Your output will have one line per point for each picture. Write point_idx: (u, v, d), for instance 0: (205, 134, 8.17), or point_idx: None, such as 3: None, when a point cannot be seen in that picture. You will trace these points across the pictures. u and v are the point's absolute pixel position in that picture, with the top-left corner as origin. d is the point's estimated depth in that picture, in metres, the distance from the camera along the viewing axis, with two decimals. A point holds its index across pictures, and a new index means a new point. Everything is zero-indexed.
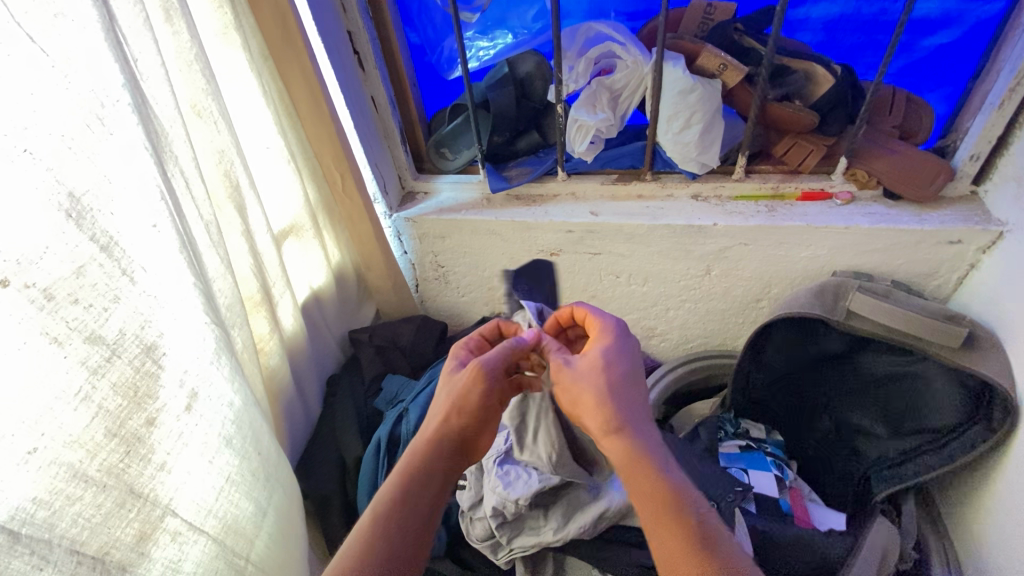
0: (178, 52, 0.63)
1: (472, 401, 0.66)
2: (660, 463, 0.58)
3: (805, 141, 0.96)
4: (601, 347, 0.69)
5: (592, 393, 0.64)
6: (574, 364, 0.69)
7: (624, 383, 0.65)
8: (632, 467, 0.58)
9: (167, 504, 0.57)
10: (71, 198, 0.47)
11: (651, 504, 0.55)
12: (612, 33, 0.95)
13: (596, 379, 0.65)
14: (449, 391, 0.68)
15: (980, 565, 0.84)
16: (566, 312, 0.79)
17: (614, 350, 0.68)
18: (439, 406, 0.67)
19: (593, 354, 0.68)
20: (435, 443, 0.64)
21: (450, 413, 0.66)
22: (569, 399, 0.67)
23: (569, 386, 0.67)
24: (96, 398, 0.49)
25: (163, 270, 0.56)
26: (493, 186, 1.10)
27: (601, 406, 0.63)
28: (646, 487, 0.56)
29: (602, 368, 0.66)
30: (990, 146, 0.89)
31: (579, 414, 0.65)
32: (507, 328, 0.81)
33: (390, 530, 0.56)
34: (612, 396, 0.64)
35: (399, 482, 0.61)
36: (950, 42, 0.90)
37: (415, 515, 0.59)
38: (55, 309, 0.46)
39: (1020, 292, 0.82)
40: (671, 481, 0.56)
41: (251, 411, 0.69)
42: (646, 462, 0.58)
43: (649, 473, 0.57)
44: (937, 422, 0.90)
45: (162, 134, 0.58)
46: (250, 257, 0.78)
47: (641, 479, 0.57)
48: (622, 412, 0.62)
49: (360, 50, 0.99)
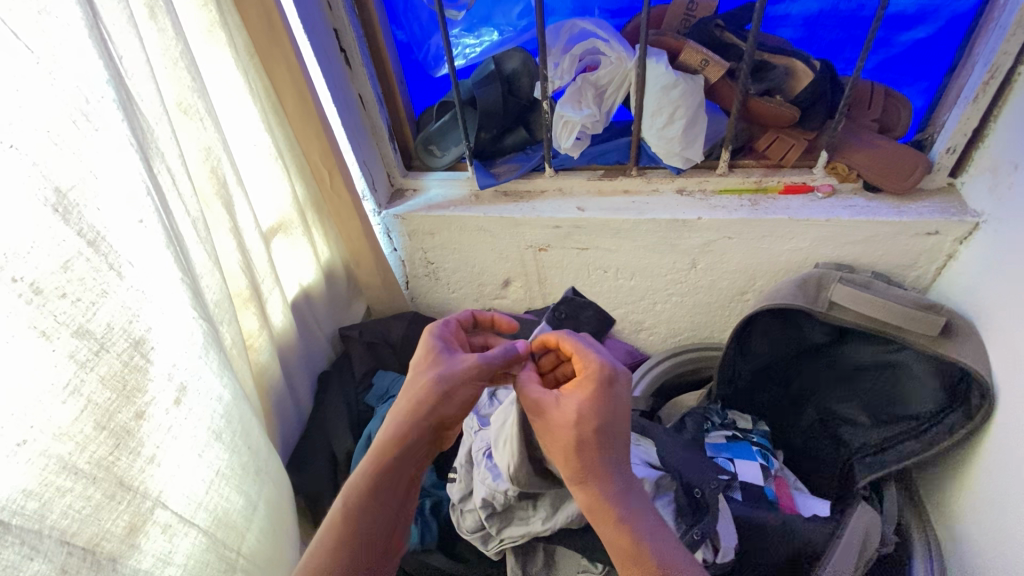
0: (164, 50, 0.64)
1: (461, 392, 0.68)
2: (621, 511, 0.64)
3: (786, 136, 0.98)
4: (578, 399, 0.67)
5: (563, 444, 0.66)
6: (548, 416, 0.68)
7: (595, 439, 0.65)
8: (597, 515, 0.64)
9: (158, 496, 0.58)
10: (57, 193, 0.47)
11: (614, 545, 0.62)
12: (596, 30, 0.95)
13: (567, 436, 0.65)
14: (429, 378, 0.68)
15: (956, 547, 0.86)
16: (554, 338, 0.75)
17: (589, 413, 0.66)
18: (418, 390, 0.67)
19: (568, 408, 0.67)
20: (411, 434, 0.65)
21: (438, 402, 0.66)
22: (544, 442, 0.68)
23: (543, 434, 0.68)
24: (85, 391, 0.50)
25: (150, 266, 0.57)
26: (482, 182, 1.12)
27: (569, 460, 0.65)
28: (610, 530, 0.63)
29: (575, 424, 0.66)
30: (966, 138, 0.91)
31: (553, 457, 0.68)
32: (484, 316, 0.82)
33: (364, 519, 0.62)
34: (582, 450, 0.65)
35: (372, 471, 0.63)
36: (926, 37, 0.92)
37: (388, 501, 0.63)
38: (43, 303, 0.46)
39: (997, 280, 0.83)
40: (635, 520, 0.63)
41: (241, 405, 0.70)
42: (609, 508, 0.64)
43: (612, 518, 0.63)
44: (916, 410, 0.92)
45: (148, 131, 0.59)
46: (238, 254, 0.78)
47: (606, 526, 0.63)
48: (588, 465, 0.65)
49: (347, 47, 1.00)
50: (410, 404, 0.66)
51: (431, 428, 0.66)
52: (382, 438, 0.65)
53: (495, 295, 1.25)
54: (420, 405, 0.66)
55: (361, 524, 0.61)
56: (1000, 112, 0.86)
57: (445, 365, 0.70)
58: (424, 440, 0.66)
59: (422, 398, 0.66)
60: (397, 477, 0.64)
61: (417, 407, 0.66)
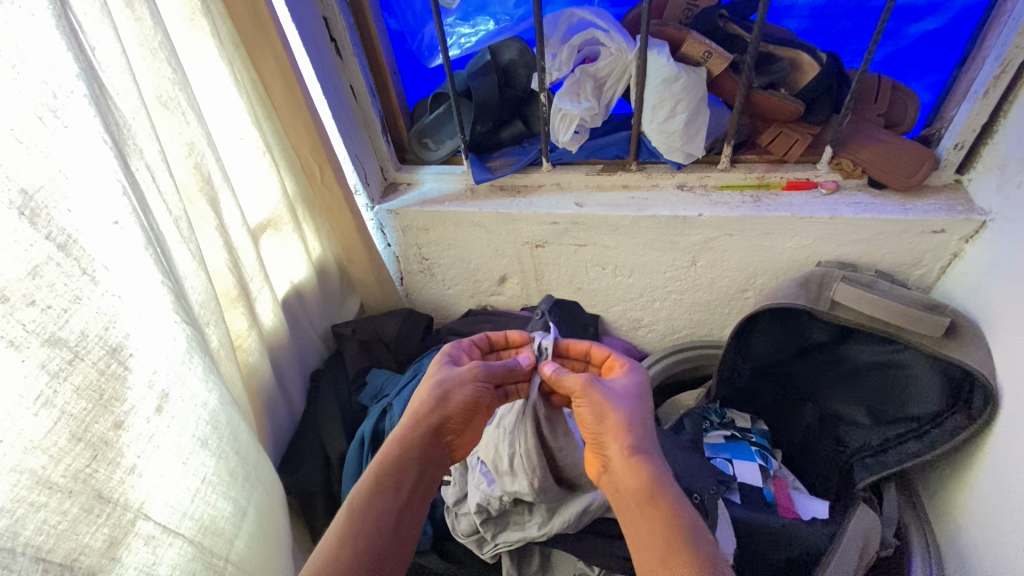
0: (141, 40, 0.61)
1: (458, 393, 0.70)
2: (670, 492, 0.61)
3: (791, 130, 0.96)
4: (630, 380, 0.72)
5: (623, 414, 0.67)
6: (605, 389, 0.70)
7: (648, 416, 0.69)
8: (647, 493, 0.60)
9: (139, 507, 0.56)
10: (23, 194, 0.45)
11: (662, 526, 0.57)
12: (595, 20, 0.92)
13: (629, 406, 0.68)
14: (431, 382, 0.71)
15: (957, 551, 0.85)
16: (581, 345, 0.80)
17: (643, 394, 0.72)
18: (421, 395, 0.71)
19: (624, 385, 0.72)
20: (413, 435, 0.67)
21: (435, 403, 0.69)
22: (596, 415, 0.68)
23: (598, 403, 0.68)
24: (58, 402, 0.48)
25: (127, 269, 0.54)
26: (476, 177, 1.08)
27: (626, 429, 0.66)
28: (659, 510, 0.59)
29: (634, 399, 0.70)
30: (975, 134, 0.88)
31: (603, 430, 0.67)
32: (497, 337, 0.82)
33: (367, 515, 0.61)
34: (637, 425, 0.67)
35: (377, 471, 0.64)
36: (936, 29, 0.89)
37: (393, 499, 0.63)
38: (10, 311, 0.44)
39: (1004, 280, 0.81)
40: (681, 504, 0.60)
41: (228, 411, 0.68)
42: (661, 488, 0.61)
43: (662, 497, 0.60)
44: (918, 411, 0.91)
45: (123, 125, 0.56)
46: (225, 252, 0.76)
47: (659, 504, 0.60)
48: (643, 440, 0.66)
49: (337, 37, 0.97)
50: (412, 408, 0.70)
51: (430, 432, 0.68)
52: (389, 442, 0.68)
53: (491, 292, 1.23)
54: (418, 407, 0.69)
55: (365, 523, 0.60)
56: (1011, 107, 0.83)
57: (444, 371, 0.73)
58: (425, 442, 0.68)
59: (421, 401, 0.70)
60: (400, 476, 0.64)
61: (417, 411, 0.69)
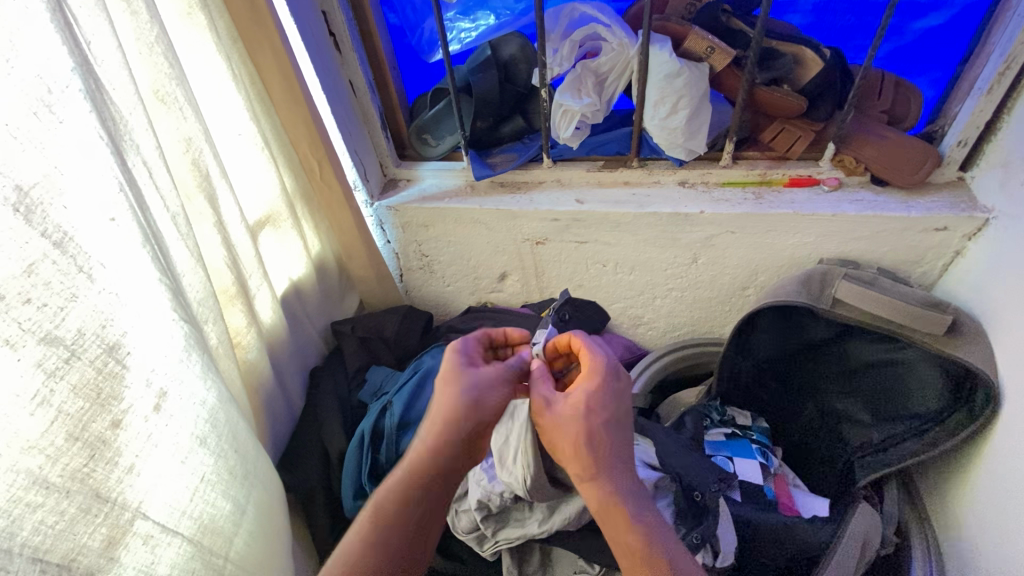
0: (138, 34, 0.60)
1: (490, 399, 0.65)
2: (631, 510, 0.61)
3: (793, 127, 0.95)
4: (587, 391, 0.65)
5: (569, 440, 0.63)
6: (556, 410, 0.65)
7: (605, 427, 0.64)
8: (605, 514, 0.62)
9: (137, 507, 0.56)
10: (18, 191, 0.44)
11: (625, 548, 0.60)
12: (597, 15, 0.91)
13: (578, 427, 0.63)
14: (457, 390, 0.64)
15: (957, 549, 0.85)
16: (564, 338, 0.72)
17: (597, 404, 0.64)
18: (445, 406, 0.64)
19: (576, 398, 0.65)
20: (442, 450, 0.64)
21: (466, 411, 0.63)
22: (551, 438, 0.66)
23: (550, 429, 0.65)
24: (55, 402, 0.47)
25: (124, 266, 0.54)
26: (477, 174, 1.07)
27: (577, 454, 0.63)
28: (620, 533, 0.60)
29: (584, 415, 0.64)
30: (978, 131, 0.88)
31: (560, 454, 0.66)
32: (497, 334, 0.74)
33: (388, 531, 0.63)
34: (592, 443, 0.63)
35: (404, 488, 0.63)
36: (940, 25, 0.89)
37: (413, 517, 0.64)
38: (5, 310, 0.43)
39: (1007, 277, 0.81)
40: (644, 521, 0.61)
41: (227, 409, 0.67)
42: (618, 507, 0.62)
43: (622, 520, 0.61)
44: (919, 409, 0.91)
45: (120, 121, 0.55)
46: (223, 249, 0.75)
47: (616, 526, 0.61)
48: (598, 461, 0.63)
49: (336, 31, 0.96)
50: (439, 415, 0.64)
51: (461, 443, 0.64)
52: (416, 452, 0.65)
53: (491, 289, 1.22)
54: (449, 415, 0.63)
55: (387, 538, 0.62)
56: (1015, 104, 0.83)
57: (468, 374, 0.66)
58: (455, 455, 0.64)
59: (451, 408, 0.63)
60: (423, 494, 0.64)
61: (446, 420, 0.64)
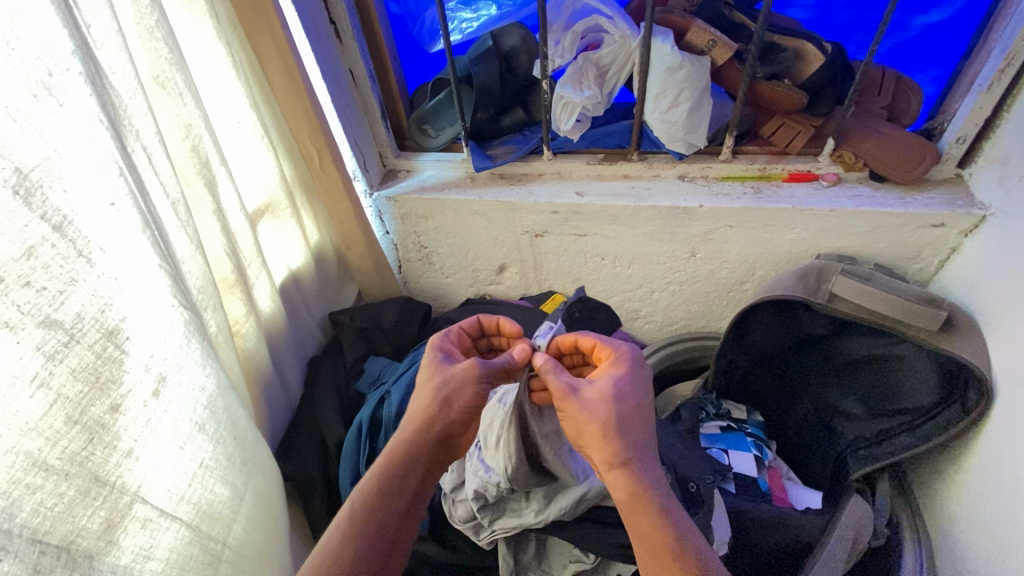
0: (138, 18, 0.59)
1: (461, 395, 0.70)
2: (659, 502, 0.61)
3: (793, 122, 0.95)
4: (613, 377, 0.70)
5: (599, 423, 0.65)
6: (582, 393, 0.69)
7: (632, 415, 0.67)
8: (633, 508, 0.61)
9: (136, 491, 0.56)
10: (18, 173, 0.44)
11: (651, 538, 0.58)
12: (599, 6, 0.91)
13: (607, 410, 0.66)
14: (433, 388, 0.71)
15: (948, 541, 0.86)
16: (569, 339, 0.78)
17: (625, 391, 0.69)
18: (424, 400, 0.70)
19: (603, 384, 0.69)
20: (420, 440, 0.68)
21: (438, 406, 0.70)
22: (576, 424, 0.67)
23: (575, 414, 0.67)
24: (54, 384, 0.47)
25: (123, 251, 0.54)
26: (477, 165, 1.07)
27: (606, 439, 0.65)
28: (647, 524, 0.59)
29: (613, 400, 0.67)
30: (977, 128, 0.88)
31: (585, 442, 0.67)
32: (489, 322, 0.82)
33: (370, 515, 0.62)
34: (620, 428, 0.65)
35: (382, 473, 0.65)
36: (941, 21, 0.89)
37: (395, 507, 0.63)
38: (4, 292, 0.43)
39: (1002, 274, 0.81)
40: (671, 513, 0.60)
41: (226, 396, 0.68)
42: (647, 501, 0.61)
43: (651, 510, 0.60)
44: (912, 404, 0.91)
45: (119, 105, 0.55)
46: (222, 236, 0.75)
47: (642, 520, 0.60)
48: (626, 447, 0.64)
49: (337, 19, 0.95)
50: (418, 412, 0.70)
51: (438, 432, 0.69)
52: (397, 443, 0.68)
53: (490, 281, 1.23)
54: (427, 406, 0.70)
55: (368, 523, 0.61)
56: (1015, 101, 0.83)
57: (443, 370, 0.73)
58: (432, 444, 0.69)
59: (428, 403, 0.70)
60: (403, 479, 0.65)
61: (422, 413, 0.70)
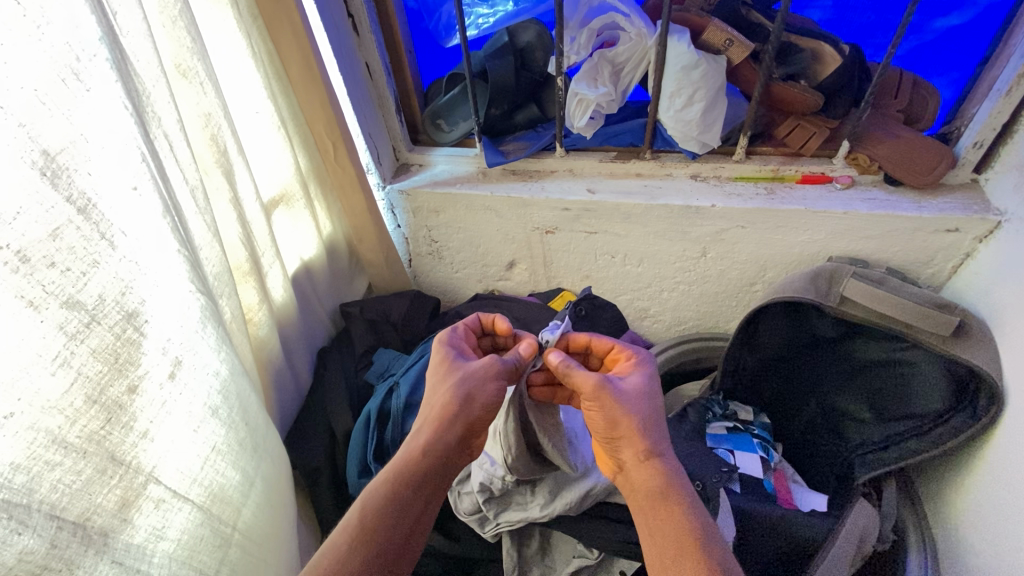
0: (162, 8, 0.60)
1: (479, 394, 0.69)
2: (687, 496, 0.63)
3: (808, 124, 0.94)
4: (643, 376, 0.71)
5: (637, 417, 0.66)
6: (616, 388, 0.68)
7: (660, 413, 0.69)
8: (665, 499, 0.62)
9: (151, 471, 0.57)
10: (45, 155, 0.45)
11: (684, 527, 0.60)
12: (616, 4, 0.90)
13: (643, 406, 0.68)
14: (452, 384, 0.70)
15: (954, 547, 0.85)
16: (582, 338, 0.78)
17: (655, 390, 0.71)
18: (442, 398, 0.70)
19: (636, 382, 0.70)
20: (437, 441, 0.67)
21: (460, 402, 0.69)
22: (611, 416, 0.67)
23: (611, 407, 0.67)
24: (75, 363, 0.48)
25: (144, 235, 0.55)
26: (489, 160, 1.08)
27: (643, 432, 0.66)
28: (679, 514, 0.61)
29: (646, 398, 0.69)
30: (995, 133, 0.87)
31: (617, 434, 0.66)
32: (488, 319, 0.83)
33: (380, 521, 0.62)
34: (653, 424, 0.67)
35: (394, 476, 0.65)
36: (961, 24, 0.88)
37: (405, 514, 0.63)
38: (30, 272, 0.44)
39: (1016, 280, 0.81)
40: (697, 506, 0.63)
41: (238, 381, 0.69)
42: (678, 494, 0.63)
43: (682, 502, 0.62)
44: (923, 408, 0.90)
45: (143, 92, 0.56)
46: (238, 225, 0.76)
47: (675, 511, 0.61)
48: (658, 443, 0.66)
49: (355, 13, 0.96)
50: (436, 410, 0.69)
51: (456, 434, 0.68)
52: (416, 445, 0.67)
53: (499, 277, 1.23)
54: (445, 407, 0.68)
55: (379, 528, 0.61)
56: None
57: (460, 366, 0.73)
58: (450, 445, 0.68)
59: (447, 401, 0.69)
60: (416, 488, 0.65)
61: (440, 413, 0.68)
